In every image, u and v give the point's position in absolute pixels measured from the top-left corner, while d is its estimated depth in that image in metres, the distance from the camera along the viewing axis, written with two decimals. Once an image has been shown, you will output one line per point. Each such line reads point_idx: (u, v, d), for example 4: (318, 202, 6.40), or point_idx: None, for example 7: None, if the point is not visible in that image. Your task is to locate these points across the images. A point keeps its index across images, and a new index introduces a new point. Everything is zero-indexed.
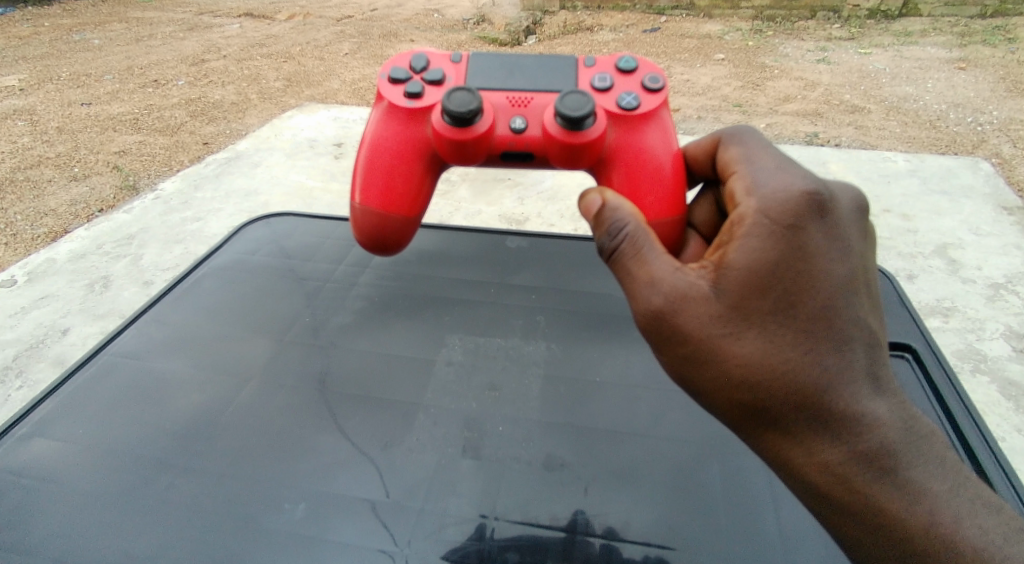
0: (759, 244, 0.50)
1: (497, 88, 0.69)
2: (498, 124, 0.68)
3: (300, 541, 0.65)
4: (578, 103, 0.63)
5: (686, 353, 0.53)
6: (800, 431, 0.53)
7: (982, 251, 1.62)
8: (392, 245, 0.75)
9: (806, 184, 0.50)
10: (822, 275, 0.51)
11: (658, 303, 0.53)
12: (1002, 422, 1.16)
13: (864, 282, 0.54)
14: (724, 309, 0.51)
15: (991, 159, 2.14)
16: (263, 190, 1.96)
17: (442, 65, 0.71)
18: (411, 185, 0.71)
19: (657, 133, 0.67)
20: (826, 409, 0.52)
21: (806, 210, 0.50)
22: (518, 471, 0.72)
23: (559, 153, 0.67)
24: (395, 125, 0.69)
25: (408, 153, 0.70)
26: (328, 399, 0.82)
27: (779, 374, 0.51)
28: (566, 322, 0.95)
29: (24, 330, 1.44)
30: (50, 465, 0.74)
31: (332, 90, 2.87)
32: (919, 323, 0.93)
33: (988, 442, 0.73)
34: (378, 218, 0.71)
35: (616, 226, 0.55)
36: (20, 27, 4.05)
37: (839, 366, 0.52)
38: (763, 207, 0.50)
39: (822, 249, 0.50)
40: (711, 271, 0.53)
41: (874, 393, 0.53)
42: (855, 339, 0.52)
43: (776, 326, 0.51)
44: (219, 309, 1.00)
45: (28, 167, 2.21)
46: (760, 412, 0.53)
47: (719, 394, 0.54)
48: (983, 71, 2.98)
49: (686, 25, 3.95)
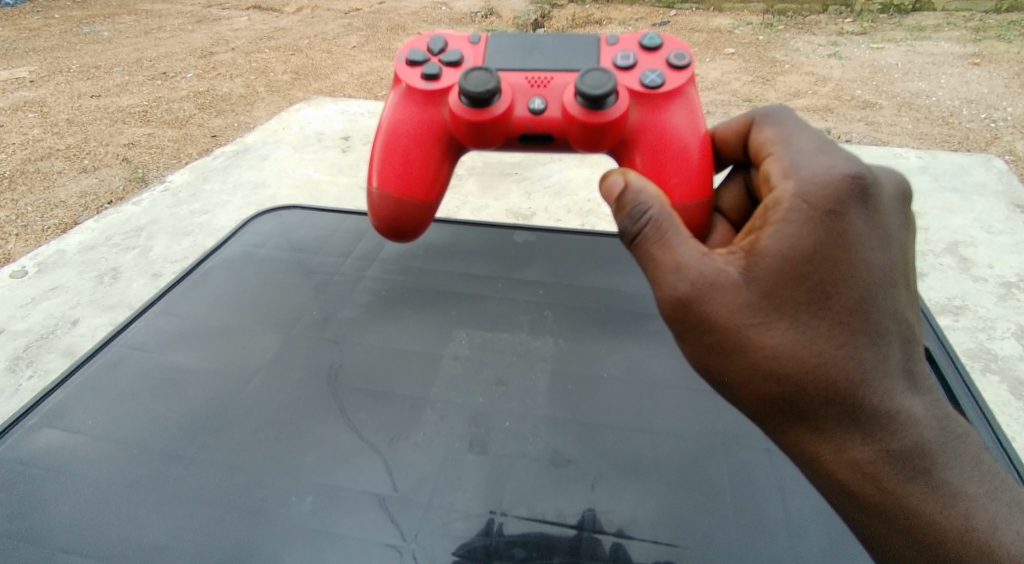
0: (796, 230, 0.49)
1: (516, 69, 0.69)
2: (516, 106, 0.67)
3: (310, 534, 0.65)
4: (599, 81, 0.62)
5: (712, 341, 0.53)
6: (827, 425, 0.52)
7: (995, 249, 1.60)
8: (411, 231, 0.75)
9: (849, 168, 0.49)
10: (861, 265, 0.50)
11: (684, 291, 0.52)
12: (1013, 422, 1.15)
13: (902, 275, 0.53)
14: (754, 297, 0.51)
15: (1005, 156, 2.11)
16: (272, 183, 1.97)
17: (461, 47, 0.71)
18: (429, 169, 0.71)
19: (682, 113, 0.66)
20: (857, 403, 0.51)
21: (848, 195, 0.49)
22: (526, 466, 0.72)
23: (580, 134, 0.66)
24: (411, 109, 0.69)
25: (425, 136, 0.69)
26: (338, 392, 0.82)
27: (810, 367, 0.51)
28: (574, 317, 0.94)
29: (35, 320, 1.45)
30: (60, 453, 0.75)
31: (340, 83, 2.87)
32: (932, 323, 0.91)
33: (1000, 440, 0.72)
34: (397, 201, 0.71)
35: (638, 209, 0.54)
36: (31, 19, 4.07)
37: (874, 361, 0.51)
38: (801, 191, 0.50)
39: (861, 239, 0.49)
40: (741, 258, 0.52)
41: (909, 389, 0.52)
42: (891, 333, 0.52)
43: (808, 316, 0.50)
44: (228, 301, 1.00)
45: (39, 159, 2.23)
46: (789, 405, 0.53)
47: (745, 385, 0.53)
48: (997, 67, 2.94)
49: (697, 19, 3.92)
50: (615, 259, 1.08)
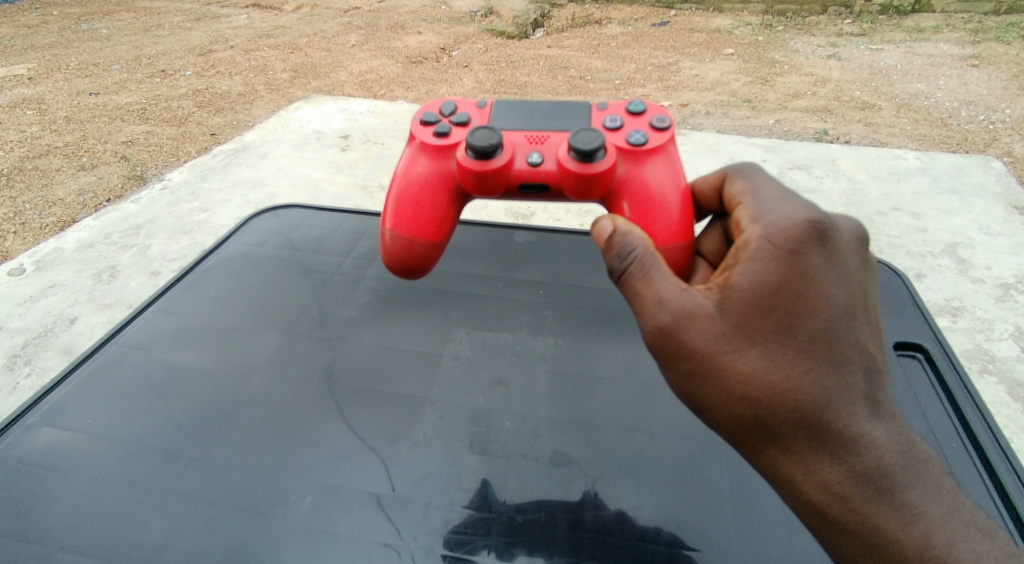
0: (763, 267, 0.51)
1: (517, 128, 0.70)
2: (516, 159, 0.68)
3: (307, 533, 0.65)
4: (589, 137, 0.64)
5: (688, 369, 0.53)
6: (797, 445, 0.52)
7: (993, 251, 1.60)
8: (418, 270, 0.73)
9: (808, 214, 0.52)
10: (823, 299, 0.52)
11: (665, 322, 0.53)
12: (1011, 423, 1.15)
13: (863, 308, 0.54)
14: (727, 326, 0.52)
15: (1004, 158, 2.11)
16: (271, 182, 1.96)
17: (469, 109, 0.73)
18: (439, 213, 0.70)
19: (665, 169, 0.67)
20: (823, 426, 0.52)
21: (808, 236, 0.51)
22: (527, 466, 0.73)
23: (574, 186, 0.66)
24: (423, 160, 0.70)
25: (434, 184, 0.69)
26: (336, 391, 0.82)
27: (779, 392, 0.51)
28: (574, 317, 0.94)
29: (33, 318, 1.45)
30: (59, 453, 0.75)
31: (339, 81, 2.86)
32: (933, 325, 0.90)
33: (999, 440, 0.72)
34: (407, 242, 0.70)
35: (626, 249, 0.55)
36: (30, 16, 4.05)
37: (838, 387, 0.52)
38: (766, 233, 0.52)
39: (821, 275, 0.51)
40: (715, 292, 0.53)
41: (870, 417, 0.52)
42: (854, 362, 0.53)
43: (776, 344, 0.51)
44: (228, 300, 1.00)
45: (37, 156, 2.22)
46: (762, 429, 0.53)
47: (721, 409, 0.54)
48: (995, 69, 2.95)
49: (697, 19, 3.92)
50: None
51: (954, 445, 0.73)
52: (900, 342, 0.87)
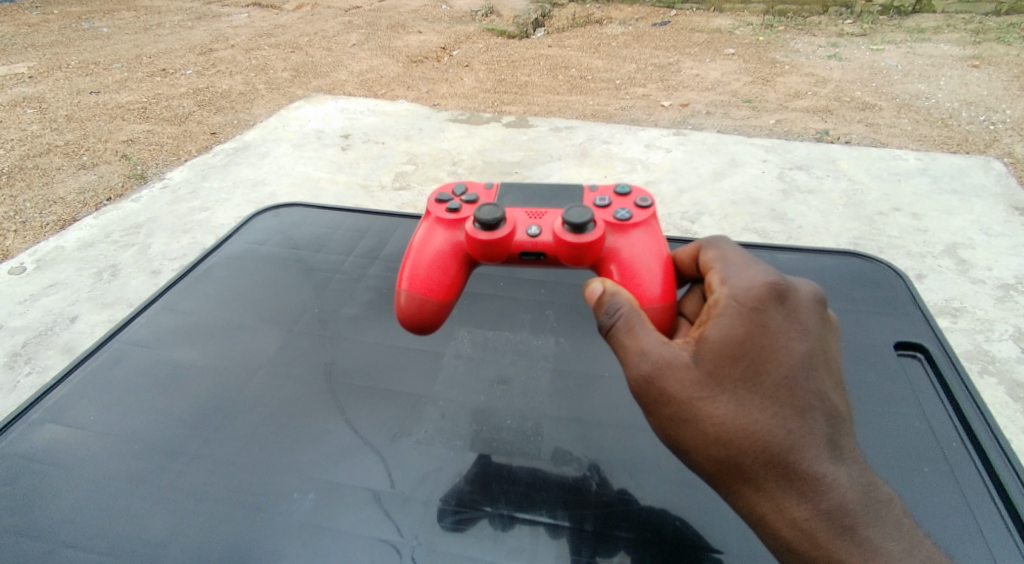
0: (730, 322, 0.53)
1: (518, 205, 0.73)
2: (517, 232, 0.69)
3: (310, 531, 0.65)
4: (580, 212, 0.66)
5: (665, 414, 0.54)
6: (767, 485, 0.52)
7: (993, 251, 1.61)
8: (427, 325, 0.71)
9: (769, 276, 0.55)
10: (784, 351, 0.54)
11: (646, 370, 0.54)
12: (1010, 423, 1.16)
13: (825, 361, 0.56)
14: (701, 374, 0.53)
15: (1004, 158, 2.11)
16: (271, 181, 1.96)
17: (476, 188, 0.75)
18: (447, 276, 0.70)
19: (656, 240, 0.68)
20: (791, 467, 0.52)
21: (769, 296, 0.54)
22: (528, 464, 0.73)
23: (569, 256, 0.67)
24: (438, 232, 0.71)
25: (444, 252, 0.70)
26: (336, 389, 0.82)
27: (749, 436, 0.52)
28: (575, 316, 0.94)
29: (34, 317, 1.45)
30: (62, 450, 0.75)
31: (340, 80, 2.86)
32: (934, 326, 0.90)
33: (1000, 442, 0.72)
34: (418, 301, 0.69)
35: (614, 306, 0.57)
36: (29, 14, 4.05)
37: (804, 430, 0.53)
38: (733, 293, 0.55)
39: (782, 330, 0.54)
40: (690, 344, 0.55)
41: (830, 458, 0.52)
42: (817, 408, 0.54)
43: (745, 391, 0.53)
44: (231, 298, 1.00)
45: (37, 155, 2.22)
46: (734, 470, 0.53)
47: (699, 452, 0.54)
48: (996, 69, 2.95)
49: (697, 19, 3.92)
50: None
51: (954, 445, 0.73)
52: (899, 343, 0.87)
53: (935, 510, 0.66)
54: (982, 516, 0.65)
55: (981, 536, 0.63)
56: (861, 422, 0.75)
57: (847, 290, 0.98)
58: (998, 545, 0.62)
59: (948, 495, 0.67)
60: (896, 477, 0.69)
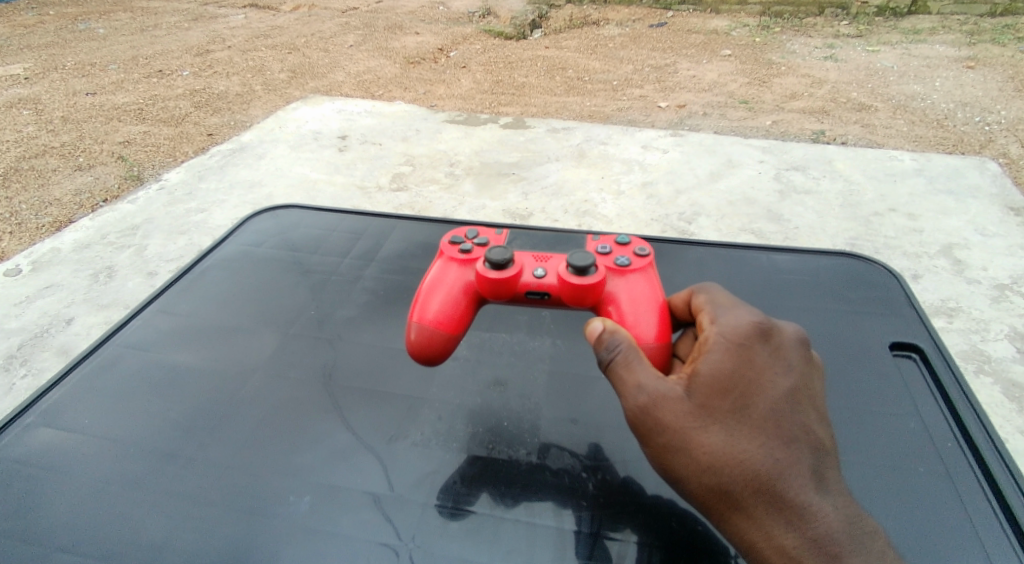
0: (719, 357, 0.55)
1: (526, 251, 0.74)
2: (523, 273, 0.70)
3: (306, 534, 0.65)
4: (583, 255, 0.67)
5: (658, 445, 0.54)
6: (757, 514, 0.51)
7: (988, 251, 1.61)
8: (436, 356, 0.68)
9: (755, 316, 0.58)
10: (770, 385, 0.55)
11: (642, 402, 0.54)
12: (1006, 423, 1.16)
13: (809, 398, 0.57)
14: (693, 405, 0.54)
15: (999, 159, 2.12)
16: (268, 182, 1.96)
17: (487, 234, 0.77)
18: (456, 311, 0.69)
19: (655, 284, 0.69)
20: (780, 496, 0.51)
21: (754, 334, 0.56)
22: (524, 464, 0.73)
23: (571, 296, 0.67)
24: (450, 270, 0.71)
25: (454, 288, 0.69)
26: (333, 392, 0.82)
27: (740, 465, 0.52)
28: (572, 317, 0.94)
29: (29, 319, 1.45)
30: (58, 454, 0.74)
31: (337, 81, 2.86)
32: (929, 326, 0.90)
33: (994, 441, 0.72)
34: (428, 332, 0.67)
35: (614, 341, 0.57)
36: (25, 16, 4.04)
37: (792, 462, 0.52)
38: (721, 331, 0.57)
39: (766, 365, 0.55)
40: (684, 378, 0.56)
41: (816, 488, 0.52)
42: (802, 441, 0.54)
43: (735, 421, 0.53)
44: (228, 300, 1.00)
45: (33, 157, 2.22)
46: (726, 499, 0.52)
47: (692, 481, 0.53)
48: (991, 70, 2.97)
49: (693, 20, 3.93)
50: None
51: (949, 445, 0.73)
52: (896, 343, 0.87)
53: (930, 510, 0.66)
54: (977, 516, 0.65)
55: (975, 535, 0.63)
56: (857, 422, 0.76)
57: (842, 291, 0.99)
58: (993, 545, 0.62)
59: (943, 496, 0.67)
60: (891, 478, 0.69)
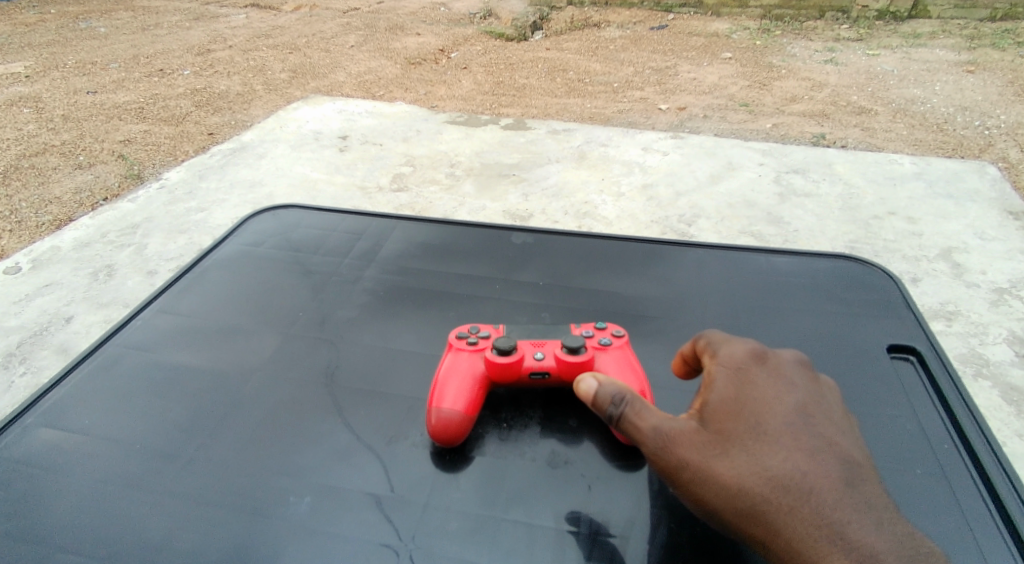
0: (723, 386, 0.55)
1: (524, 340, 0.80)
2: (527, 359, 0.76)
3: (307, 534, 0.65)
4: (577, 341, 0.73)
5: (684, 483, 0.51)
6: (797, 533, 0.46)
7: (988, 256, 1.62)
8: (458, 436, 0.71)
9: (748, 344, 0.59)
10: (779, 400, 0.53)
11: (660, 441, 0.52)
12: (1003, 427, 1.16)
13: (825, 409, 0.54)
14: (708, 434, 0.52)
15: (998, 163, 2.12)
16: (268, 181, 1.96)
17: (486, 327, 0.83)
18: (472, 393, 0.73)
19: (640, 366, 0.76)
20: (816, 511, 0.46)
21: (751, 359, 0.57)
22: (523, 466, 0.73)
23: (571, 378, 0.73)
24: (461, 357, 0.76)
25: (466, 373, 0.74)
26: (334, 391, 0.82)
27: (768, 484, 0.48)
28: (571, 319, 0.94)
29: (28, 317, 1.45)
30: (59, 453, 0.75)
31: (337, 82, 2.86)
32: (926, 328, 0.91)
33: (991, 445, 0.73)
34: (449, 414, 0.70)
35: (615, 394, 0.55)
36: (26, 14, 4.04)
37: (821, 472, 0.48)
38: (719, 364, 0.58)
39: (771, 384, 0.55)
40: (695, 414, 0.55)
41: (850, 501, 0.47)
42: (827, 451, 0.50)
43: (753, 441, 0.51)
44: (230, 300, 1.00)
45: (33, 155, 2.22)
46: (763, 522, 0.48)
47: (724, 510, 0.49)
48: (991, 75, 2.98)
49: (694, 23, 3.94)
50: (612, 260, 1.06)
51: (946, 448, 0.73)
52: (893, 345, 0.88)
53: (930, 514, 0.66)
54: (973, 517, 0.65)
55: (973, 538, 0.63)
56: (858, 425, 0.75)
57: (840, 294, 0.99)
58: (990, 547, 0.63)
59: (941, 497, 0.67)
60: (890, 481, 0.69)
